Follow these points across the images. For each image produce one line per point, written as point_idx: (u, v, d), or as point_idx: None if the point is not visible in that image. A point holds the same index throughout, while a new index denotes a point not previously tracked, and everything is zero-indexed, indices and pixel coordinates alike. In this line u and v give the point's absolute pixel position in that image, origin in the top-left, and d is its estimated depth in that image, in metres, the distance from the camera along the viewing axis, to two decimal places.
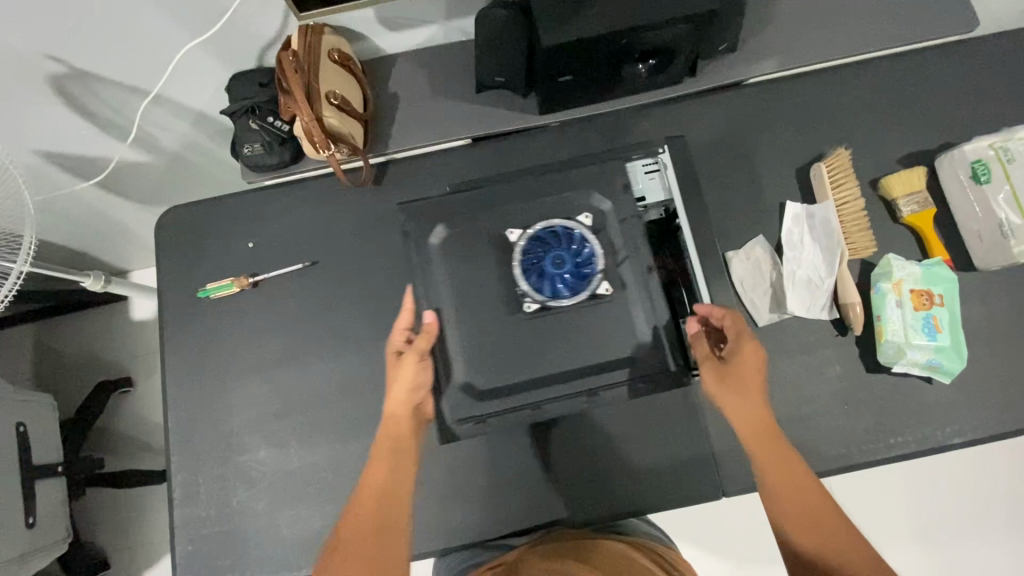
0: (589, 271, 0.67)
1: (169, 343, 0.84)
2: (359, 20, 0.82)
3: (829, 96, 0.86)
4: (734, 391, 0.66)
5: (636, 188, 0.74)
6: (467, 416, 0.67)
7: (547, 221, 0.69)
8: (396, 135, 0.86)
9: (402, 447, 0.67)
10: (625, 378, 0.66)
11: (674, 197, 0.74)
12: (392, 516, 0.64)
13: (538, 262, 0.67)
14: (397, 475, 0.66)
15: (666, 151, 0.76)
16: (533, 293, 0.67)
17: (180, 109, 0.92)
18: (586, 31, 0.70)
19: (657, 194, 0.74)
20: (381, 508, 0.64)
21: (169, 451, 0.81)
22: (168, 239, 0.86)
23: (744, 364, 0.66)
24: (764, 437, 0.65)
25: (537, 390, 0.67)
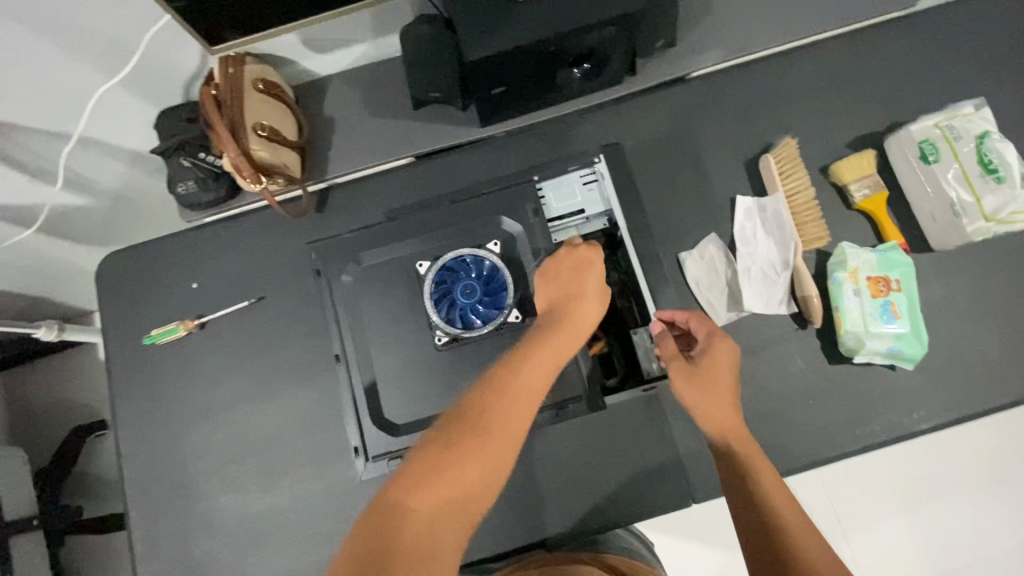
0: (498, 299, 0.73)
1: (119, 394, 0.81)
2: (282, 45, 0.79)
3: (774, 85, 0.84)
4: (707, 388, 0.67)
5: (577, 201, 0.81)
6: (382, 451, 0.73)
7: (457, 252, 0.75)
8: (334, 159, 0.83)
9: (501, 383, 0.58)
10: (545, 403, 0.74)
11: (612, 206, 0.80)
12: (499, 451, 0.54)
13: (449, 291, 0.74)
14: (502, 412, 0.56)
15: (602, 160, 0.81)
16: (445, 326, 0.73)
17: (110, 147, 0.89)
18: (510, 41, 0.67)
19: (596, 205, 0.81)
20: (479, 443, 0.54)
21: (128, 506, 0.79)
22: (110, 288, 0.84)
23: (717, 360, 0.68)
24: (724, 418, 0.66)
25: None
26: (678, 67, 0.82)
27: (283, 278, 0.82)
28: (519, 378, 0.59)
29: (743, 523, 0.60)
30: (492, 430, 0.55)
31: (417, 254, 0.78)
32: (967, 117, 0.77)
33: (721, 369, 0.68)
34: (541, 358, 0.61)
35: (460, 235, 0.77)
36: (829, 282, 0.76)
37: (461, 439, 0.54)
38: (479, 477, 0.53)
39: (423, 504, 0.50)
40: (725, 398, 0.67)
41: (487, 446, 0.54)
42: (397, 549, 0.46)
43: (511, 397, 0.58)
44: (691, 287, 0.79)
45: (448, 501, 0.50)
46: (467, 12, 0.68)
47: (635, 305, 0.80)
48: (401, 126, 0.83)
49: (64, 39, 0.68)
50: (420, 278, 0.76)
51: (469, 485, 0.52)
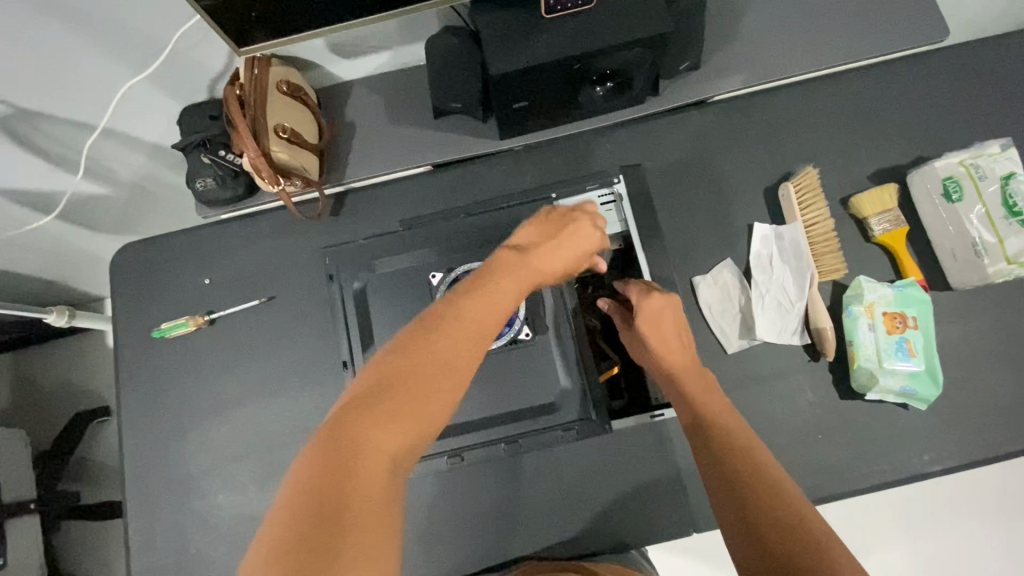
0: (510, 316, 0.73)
1: (124, 385, 0.81)
2: (310, 49, 0.79)
3: (796, 114, 0.84)
4: (656, 349, 0.69)
5: None
6: None
7: (468, 264, 0.77)
8: (352, 163, 0.84)
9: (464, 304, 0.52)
10: (550, 425, 0.72)
11: (629, 226, 0.80)
12: (455, 377, 0.48)
13: None
14: (460, 340, 0.49)
15: (621, 180, 0.81)
16: None
17: (133, 140, 0.90)
18: (534, 59, 0.67)
19: (613, 225, 0.80)
20: (439, 363, 0.48)
21: (125, 499, 0.78)
22: (124, 279, 0.84)
23: (657, 318, 0.69)
24: (692, 374, 0.68)
25: (458, 439, 0.73)
26: (702, 90, 0.82)
27: (295, 279, 0.82)
28: (483, 308, 0.52)
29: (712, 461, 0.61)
30: (445, 367, 0.48)
31: (430, 264, 0.77)
32: (993, 156, 0.76)
33: (665, 316, 0.70)
34: (496, 292, 0.54)
35: (473, 246, 0.78)
36: (844, 315, 0.75)
37: (414, 369, 0.47)
38: (427, 412, 0.46)
39: (380, 448, 0.44)
40: (674, 353, 0.69)
41: (439, 382, 0.47)
42: (356, 499, 0.40)
43: (467, 327, 0.50)
44: (703, 311, 0.78)
45: (405, 435, 0.45)
46: (494, 22, 0.68)
47: None
48: (422, 135, 0.84)
49: (97, 32, 0.69)
50: (432, 289, 0.76)
51: (416, 420, 0.46)
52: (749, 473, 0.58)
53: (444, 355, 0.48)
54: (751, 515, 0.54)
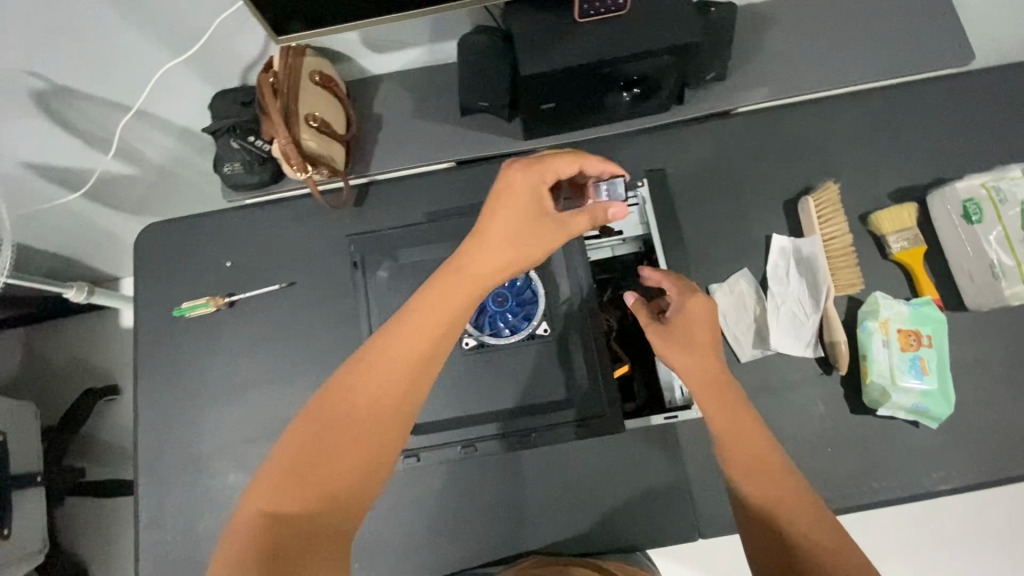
0: (530, 309, 0.75)
1: (141, 361, 0.82)
2: (343, 41, 0.80)
3: (818, 129, 0.84)
4: (686, 350, 0.65)
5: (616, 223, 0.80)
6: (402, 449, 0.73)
7: None
8: (378, 156, 0.85)
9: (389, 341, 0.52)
10: (564, 420, 0.73)
11: (652, 232, 0.80)
12: (380, 421, 0.50)
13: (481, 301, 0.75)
14: (382, 382, 0.50)
15: (645, 185, 0.81)
16: (473, 331, 0.74)
17: (164, 123, 0.91)
18: (563, 61, 0.68)
19: (634, 229, 0.81)
20: (362, 410, 0.50)
21: (137, 474, 0.79)
22: (147, 258, 0.86)
23: (693, 321, 0.66)
24: (716, 387, 0.64)
25: (471, 429, 0.73)
26: (726, 101, 0.83)
27: (316, 267, 0.83)
28: (406, 345, 0.51)
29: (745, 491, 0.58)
30: (367, 423, 0.50)
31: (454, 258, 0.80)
32: (1015, 180, 0.76)
33: (699, 321, 0.66)
34: (422, 324, 0.52)
35: None
36: (858, 330, 0.76)
37: (338, 417, 0.50)
38: (354, 457, 0.49)
39: (309, 498, 0.47)
40: (705, 358, 0.65)
41: (363, 427, 0.49)
42: (289, 552, 0.45)
43: (384, 374, 0.51)
44: (718, 319, 0.78)
45: (334, 482, 0.48)
46: (527, 23, 0.69)
47: None
48: (447, 131, 0.85)
49: (139, 14, 0.70)
50: None
51: (341, 466, 0.49)
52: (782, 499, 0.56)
53: (358, 411, 0.50)
54: (795, 557, 0.53)
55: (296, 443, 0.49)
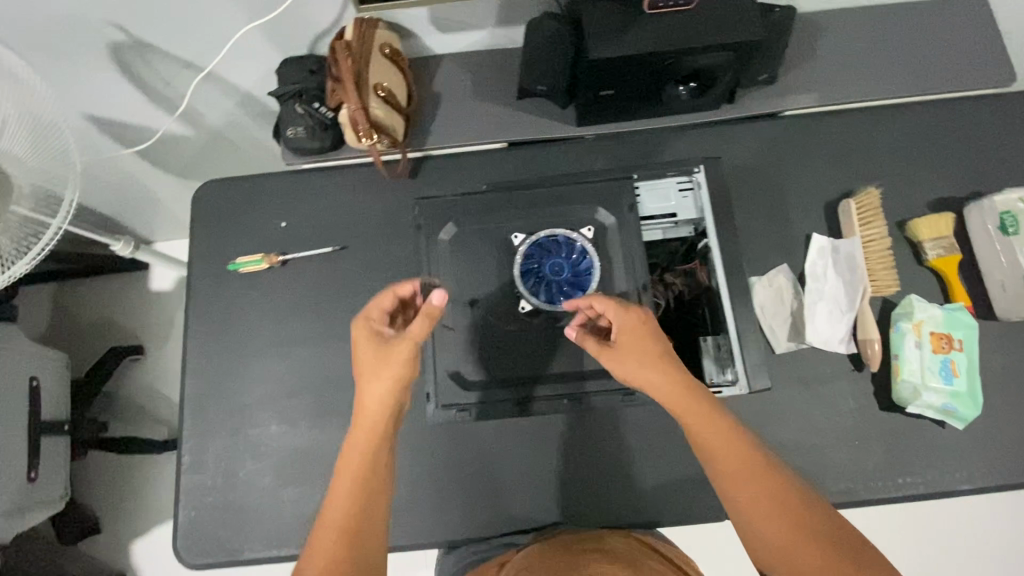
0: (586, 281, 0.72)
1: (193, 311, 0.85)
2: (412, 19, 0.83)
3: (862, 137, 0.87)
4: (645, 368, 0.62)
5: (670, 204, 0.77)
6: (451, 402, 0.72)
7: (551, 231, 0.74)
8: (435, 132, 0.88)
9: (339, 481, 0.59)
10: (617, 388, 0.71)
11: (705, 216, 0.77)
12: (360, 534, 0.56)
13: (537, 267, 0.72)
14: (347, 513, 0.57)
15: (702, 170, 0.78)
16: (529, 296, 0.72)
17: (228, 86, 0.94)
18: (630, 49, 0.72)
19: (689, 212, 0.77)
20: (339, 543, 0.55)
21: (182, 418, 0.81)
22: (204, 212, 0.88)
23: (635, 334, 0.63)
24: (690, 408, 0.60)
25: (524, 387, 0.72)
26: (775, 104, 0.86)
27: (368, 233, 0.86)
28: (351, 479, 0.58)
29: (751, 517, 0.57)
30: (348, 541, 0.56)
31: (512, 225, 0.75)
32: None
33: (631, 341, 0.62)
34: (352, 461, 0.59)
35: (552, 215, 0.75)
36: (891, 330, 0.78)
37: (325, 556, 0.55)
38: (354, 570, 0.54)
39: None
40: (670, 377, 0.61)
41: (349, 552, 0.55)
42: None
43: (339, 509, 0.57)
44: (756, 310, 0.81)
45: None
46: (597, 10, 0.73)
47: (710, 316, 0.76)
48: (504, 113, 0.88)
49: None
50: (511, 249, 0.74)
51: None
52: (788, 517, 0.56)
53: (342, 530, 0.56)
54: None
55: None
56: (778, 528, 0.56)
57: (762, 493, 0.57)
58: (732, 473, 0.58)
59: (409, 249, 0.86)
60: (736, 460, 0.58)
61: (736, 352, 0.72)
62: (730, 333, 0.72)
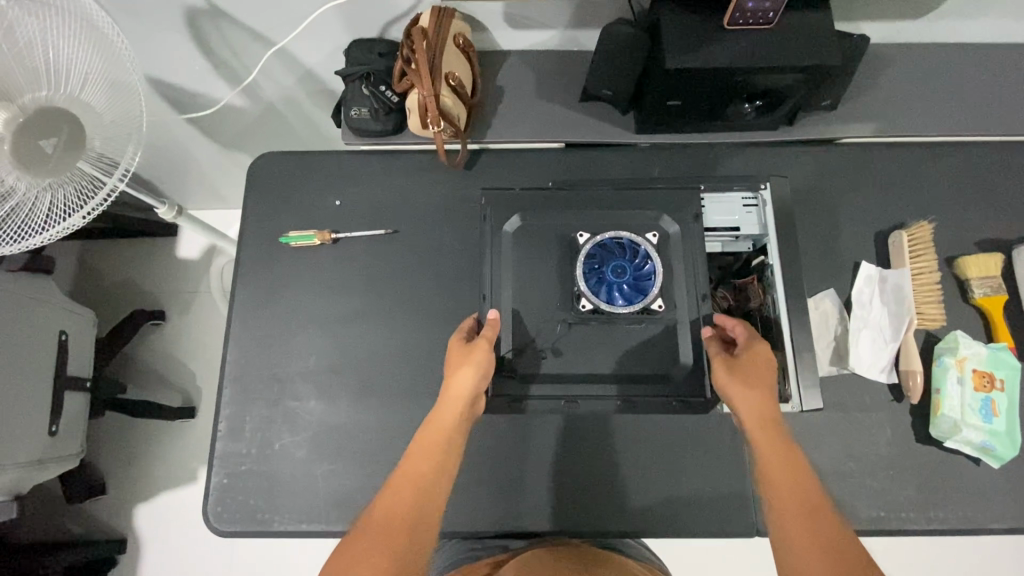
0: (646, 286, 0.72)
1: (241, 280, 0.85)
2: (487, 12, 0.84)
3: (917, 172, 0.88)
4: (747, 388, 0.66)
5: (733, 218, 0.78)
6: (501, 391, 0.72)
7: (616, 233, 0.74)
8: (496, 125, 0.89)
9: (431, 438, 0.66)
10: (665, 395, 0.72)
11: (768, 232, 0.77)
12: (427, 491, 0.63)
13: (600, 268, 0.73)
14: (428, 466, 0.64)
15: (768, 188, 0.79)
16: (590, 295, 0.72)
17: (293, 62, 0.95)
18: (707, 62, 0.72)
19: (752, 227, 0.78)
20: (411, 489, 0.62)
21: (223, 384, 0.82)
22: (260, 184, 0.89)
23: (758, 362, 0.68)
24: (766, 430, 0.65)
25: (573, 385, 0.72)
26: (835, 130, 0.86)
27: (422, 219, 0.87)
28: (434, 440, 0.66)
29: (781, 524, 0.60)
30: (419, 492, 0.62)
31: (580, 225, 0.77)
32: None
33: (755, 361, 0.68)
34: (439, 427, 0.67)
35: (617, 220, 0.77)
36: (934, 364, 0.79)
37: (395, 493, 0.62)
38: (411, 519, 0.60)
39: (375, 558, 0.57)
40: (761, 403, 0.66)
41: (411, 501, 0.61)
42: None
43: (422, 462, 0.64)
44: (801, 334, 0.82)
45: (394, 545, 0.58)
46: (677, 20, 0.73)
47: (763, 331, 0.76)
48: (566, 114, 0.89)
49: None
50: (575, 248, 0.75)
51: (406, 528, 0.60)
52: (816, 530, 0.58)
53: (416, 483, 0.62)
54: None
55: (373, 511, 0.61)
56: (803, 533, 0.58)
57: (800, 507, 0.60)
58: (778, 482, 0.62)
59: (461, 239, 0.86)
60: (790, 475, 0.62)
61: (790, 370, 0.71)
62: (786, 351, 0.72)
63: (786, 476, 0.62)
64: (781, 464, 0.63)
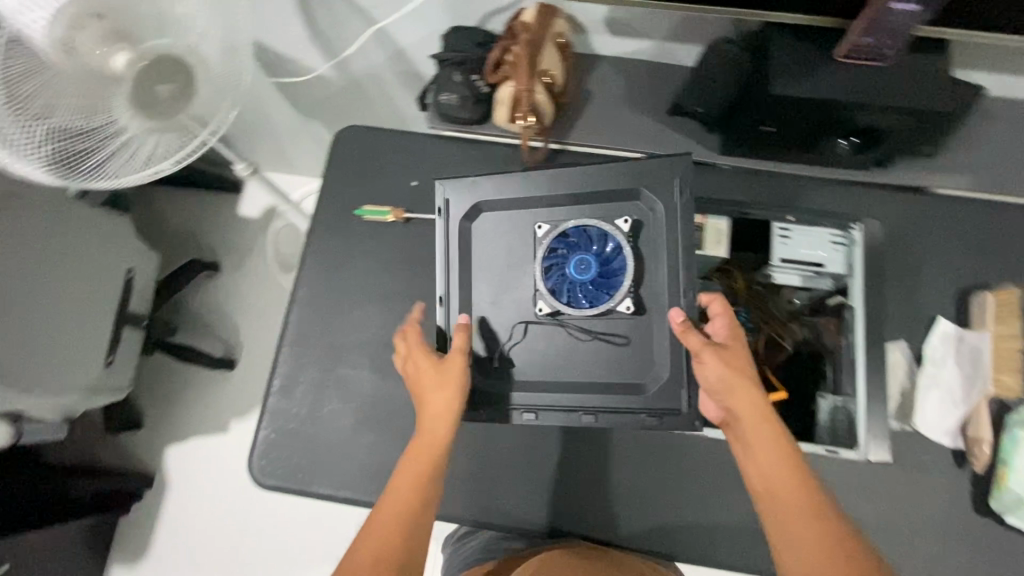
0: (610, 286, 0.75)
1: (312, 246, 0.88)
2: (589, 15, 0.84)
3: (1010, 233, 0.84)
4: (733, 378, 0.65)
5: (820, 256, 0.82)
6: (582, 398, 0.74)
7: (580, 221, 0.76)
8: (581, 127, 0.88)
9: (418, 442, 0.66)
10: None
11: (853, 273, 0.82)
12: (423, 489, 0.64)
13: (562, 264, 0.76)
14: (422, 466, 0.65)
15: (857, 230, 0.83)
16: (551, 293, 0.76)
17: (388, 41, 0.97)
18: (813, 91, 0.71)
19: (836, 266, 0.82)
20: (410, 484, 0.63)
21: (282, 343, 0.84)
22: (342, 154, 0.91)
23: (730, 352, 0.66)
24: (756, 422, 0.63)
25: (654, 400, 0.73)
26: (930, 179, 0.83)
27: None
28: (424, 444, 0.66)
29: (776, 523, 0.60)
30: (419, 488, 0.63)
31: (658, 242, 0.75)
32: None
33: (732, 355, 0.66)
34: (422, 433, 0.67)
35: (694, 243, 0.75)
36: (1005, 436, 0.74)
37: (395, 487, 0.64)
38: (408, 515, 0.62)
39: (370, 554, 0.60)
40: (751, 396, 0.64)
41: (407, 498, 0.63)
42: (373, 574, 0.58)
43: (417, 462, 0.65)
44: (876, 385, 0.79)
45: (394, 540, 0.61)
46: (786, 46, 0.73)
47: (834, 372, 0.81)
48: (652, 125, 0.88)
49: None
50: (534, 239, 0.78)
51: (406, 524, 0.61)
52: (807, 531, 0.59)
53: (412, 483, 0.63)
54: None
55: (379, 507, 0.63)
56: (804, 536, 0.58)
57: (797, 509, 0.60)
58: (771, 479, 0.61)
59: None
60: (785, 474, 0.61)
61: (858, 417, 0.77)
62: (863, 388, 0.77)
63: (783, 475, 0.61)
64: (772, 462, 0.62)
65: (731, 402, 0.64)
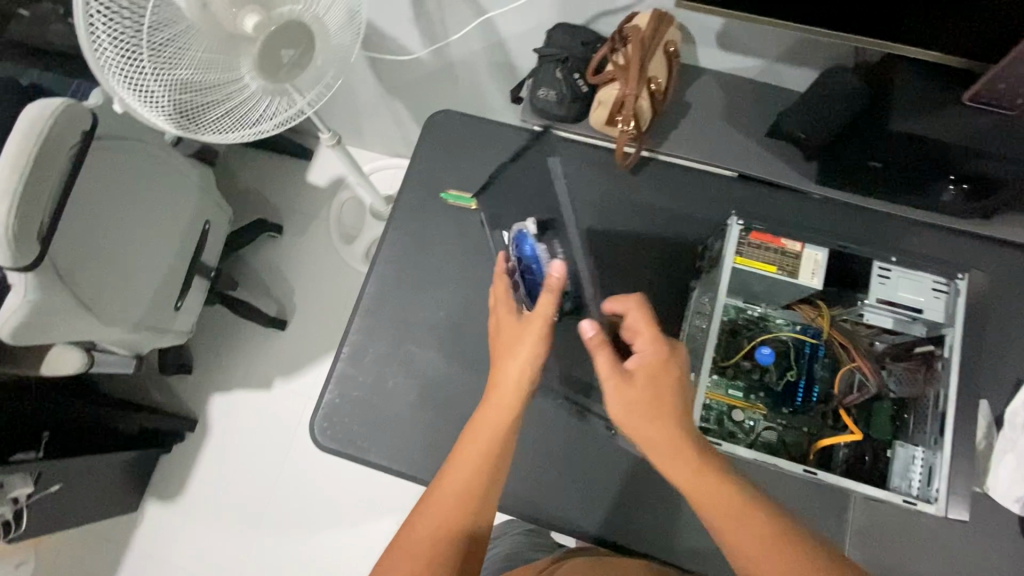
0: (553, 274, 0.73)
1: (395, 222, 0.90)
2: (702, 27, 0.83)
3: None
4: (639, 405, 0.61)
5: (917, 301, 0.73)
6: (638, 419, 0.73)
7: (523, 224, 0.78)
8: (675, 138, 0.88)
9: (487, 414, 0.65)
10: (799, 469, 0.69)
11: (953, 326, 0.71)
12: (483, 468, 0.63)
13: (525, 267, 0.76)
14: (488, 440, 0.63)
15: (966, 278, 0.73)
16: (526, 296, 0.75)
17: (491, 30, 0.98)
18: (936, 133, 0.70)
19: (935, 314, 0.72)
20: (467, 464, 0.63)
21: (355, 312, 0.86)
22: (433, 137, 0.93)
23: (645, 368, 0.62)
24: (673, 450, 0.60)
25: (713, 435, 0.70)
26: None
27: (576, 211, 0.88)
28: (492, 416, 0.64)
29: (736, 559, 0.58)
30: (483, 466, 0.63)
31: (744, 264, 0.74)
32: None
33: (641, 375, 0.62)
34: (496, 402, 0.65)
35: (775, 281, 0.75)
36: None
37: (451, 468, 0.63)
38: (468, 495, 0.62)
39: (424, 533, 0.61)
40: (662, 419, 0.61)
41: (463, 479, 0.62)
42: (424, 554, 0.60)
43: (481, 441, 0.64)
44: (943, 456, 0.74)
45: (450, 520, 0.61)
46: (914, 83, 0.72)
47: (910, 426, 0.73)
48: (748, 145, 0.87)
49: None
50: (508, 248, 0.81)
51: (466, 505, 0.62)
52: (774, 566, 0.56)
53: (477, 459, 0.63)
54: None
55: (438, 481, 0.64)
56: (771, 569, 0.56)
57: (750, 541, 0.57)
58: (716, 515, 0.59)
59: (609, 240, 0.87)
60: (724, 506, 0.58)
61: (937, 470, 0.68)
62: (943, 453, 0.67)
63: (726, 506, 0.58)
64: (706, 488, 0.59)
65: (638, 439, 0.62)
